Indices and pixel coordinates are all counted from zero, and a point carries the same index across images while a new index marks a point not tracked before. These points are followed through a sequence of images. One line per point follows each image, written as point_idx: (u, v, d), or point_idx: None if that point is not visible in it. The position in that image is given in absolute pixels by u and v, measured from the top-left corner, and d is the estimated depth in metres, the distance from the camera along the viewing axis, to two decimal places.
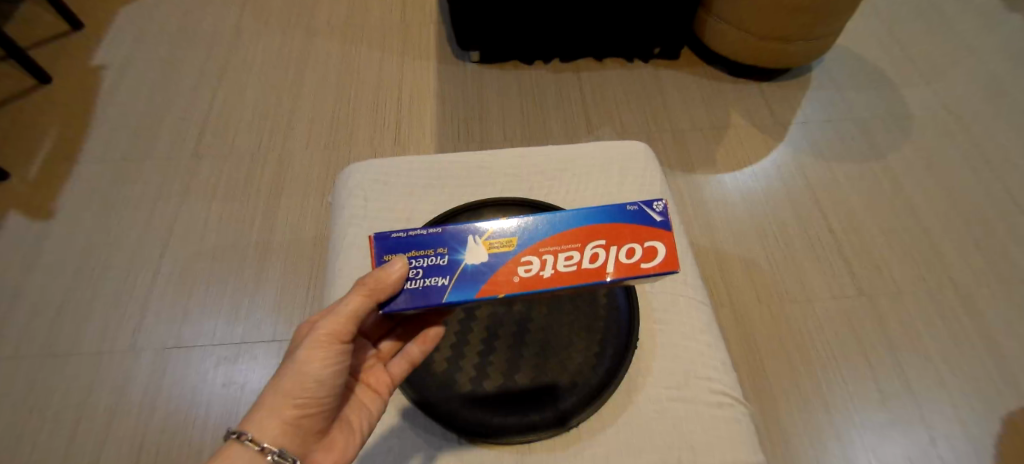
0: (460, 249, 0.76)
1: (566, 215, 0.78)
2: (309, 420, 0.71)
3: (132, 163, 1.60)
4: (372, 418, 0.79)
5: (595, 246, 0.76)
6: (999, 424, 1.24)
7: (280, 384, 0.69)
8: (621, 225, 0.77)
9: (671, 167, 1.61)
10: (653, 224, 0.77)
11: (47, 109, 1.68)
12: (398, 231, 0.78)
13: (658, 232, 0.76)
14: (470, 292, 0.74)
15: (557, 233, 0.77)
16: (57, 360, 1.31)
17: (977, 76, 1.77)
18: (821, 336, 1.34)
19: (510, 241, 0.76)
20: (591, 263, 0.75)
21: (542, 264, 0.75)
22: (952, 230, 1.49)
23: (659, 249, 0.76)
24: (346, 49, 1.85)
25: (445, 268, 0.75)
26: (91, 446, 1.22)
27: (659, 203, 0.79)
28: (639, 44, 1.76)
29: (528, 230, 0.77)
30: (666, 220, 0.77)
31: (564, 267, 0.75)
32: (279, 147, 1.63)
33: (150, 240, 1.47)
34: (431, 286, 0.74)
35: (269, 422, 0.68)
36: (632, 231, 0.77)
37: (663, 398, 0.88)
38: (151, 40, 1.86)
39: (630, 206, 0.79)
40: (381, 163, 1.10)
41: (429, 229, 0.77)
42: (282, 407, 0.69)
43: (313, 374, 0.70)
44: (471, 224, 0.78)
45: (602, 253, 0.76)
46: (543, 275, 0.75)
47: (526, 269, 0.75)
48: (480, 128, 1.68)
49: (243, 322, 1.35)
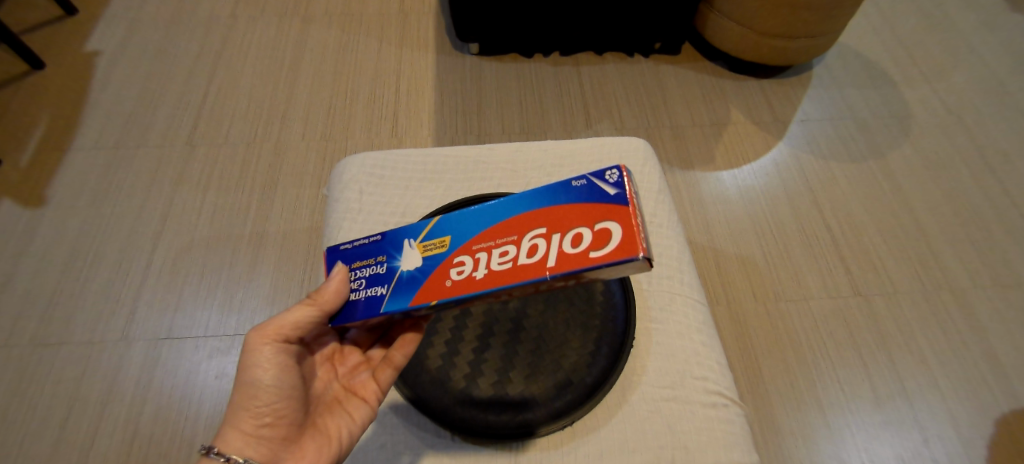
0: (397, 255, 0.74)
1: (503, 206, 0.72)
2: (273, 429, 0.72)
3: (126, 151, 1.59)
4: (355, 426, 0.77)
5: (535, 237, 0.69)
6: (992, 425, 1.24)
7: (238, 396, 0.72)
8: (565, 209, 0.69)
9: (670, 164, 1.60)
10: (603, 201, 0.68)
11: (39, 95, 1.66)
12: (345, 242, 0.79)
13: (609, 212, 0.67)
14: (406, 300, 0.71)
15: (491, 227, 0.71)
16: (48, 350, 1.30)
17: (978, 77, 1.76)
18: (817, 335, 1.34)
19: (442, 241, 0.73)
20: (529, 257, 0.68)
21: (475, 264, 0.70)
22: (949, 232, 1.48)
23: (612, 231, 0.66)
24: (344, 39, 1.82)
25: (384, 277, 0.73)
26: (82, 434, 1.21)
27: (610, 173, 0.69)
28: (640, 38, 1.75)
29: (463, 228, 0.73)
30: (619, 195, 0.68)
31: (498, 265, 0.69)
32: (275, 137, 1.62)
33: (143, 230, 1.46)
34: (372, 296, 0.73)
35: (231, 433, 0.71)
36: (579, 213, 0.68)
37: (657, 398, 0.88)
38: (146, 26, 1.84)
39: (576, 183, 0.71)
40: (377, 154, 1.09)
41: (369, 238, 0.76)
42: (242, 417, 0.71)
43: (263, 383, 0.72)
44: (408, 227, 0.75)
45: (541, 244, 0.68)
46: (474, 277, 0.69)
47: (458, 271, 0.70)
48: (478, 122, 1.66)
49: (236, 313, 1.34)
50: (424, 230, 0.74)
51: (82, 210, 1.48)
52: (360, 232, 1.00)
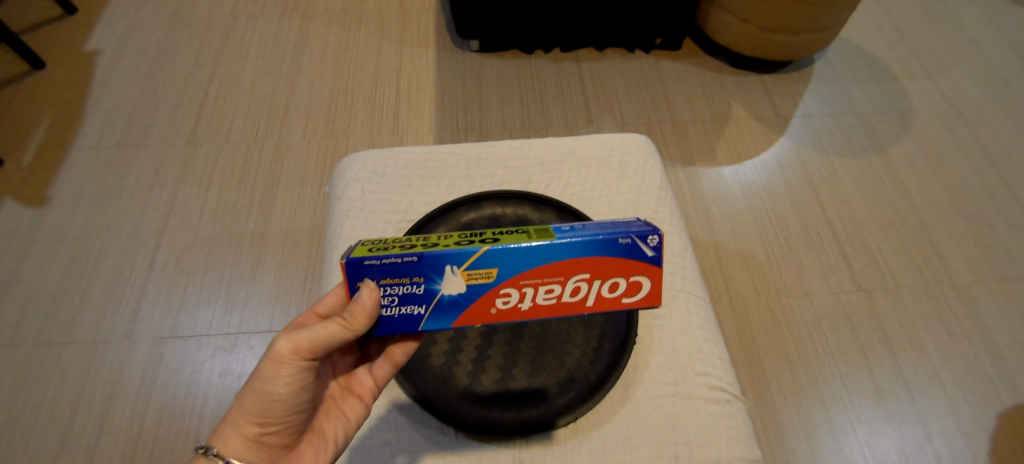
0: (437, 278, 0.73)
1: (550, 246, 0.73)
2: (274, 436, 0.73)
3: (127, 150, 1.59)
4: (349, 426, 0.78)
5: (578, 280, 0.74)
6: (994, 419, 1.24)
7: (245, 401, 0.71)
8: (610, 260, 0.74)
9: (671, 159, 1.60)
10: (643, 259, 0.74)
11: (40, 94, 1.66)
12: (371, 257, 0.72)
13: (647, 269, 0.75)
14: (447, 322, 0.74)
15: (539, 267, 0.73)
16: (52, 349, 1.30)
17: (980, 71, 1.75)
18: (819, 330, 1.34)
19: (489, 272, 0.73)
20: (570, 295, 0.75)
21: (521, 297, 0.75)
22: (951, 226, 1.48)
23: (644, 284, 0.76)
24: (344, 36, 1.82)
25: (421, 297, 0.73)
26: (87, 433, 1.22)
27: (654, 236, 0.74)
28: (640, 34, 1.74)
29: (509, 261, 0.73)
30: (658, 256, 0.74)
31: (542, 299, 0.75)
32: (276, 135, 1.62)
33: (145, 229, 1.46)
34: (408, 314, 0.74)
35: (232, 436, 0.70)
36: (621, 266, 0.74)
37: (661, 395, 0.88)
38: (146, 25, 1.84)
39: (622, 238, 0.74)
40: (378, 153, 1.09)
41: (405, 258, 0.71)
42: (244, 422, 0.71)
43: (278, 395, 0.71)
44: (449, 251, 0.72)
45: (584, 287, 0.75)
46: (520, 307, 0.75)
47: (504, 300, 0.74)
48: (479, 119, 1.66)
49: (239, 312, 1.34)
50: (469, 259, 0.72)
51: (84, 209, 1.49)
52: (364, 231, 1.00)
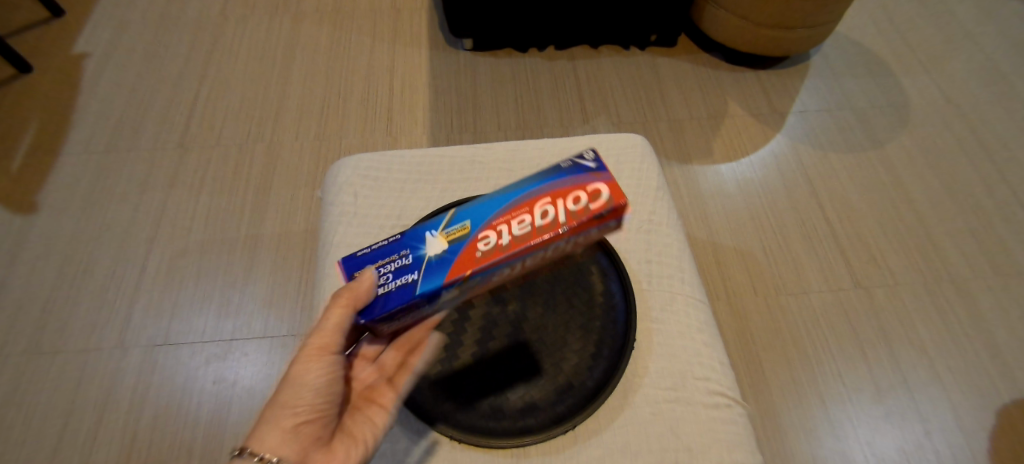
0: (421, 245, 0.73)
1: (507, 192, 0.76)
2: (308, 430, 0.70)
3: (116, 154, 1.57)
4: (378, 429, 0.75)
5: (542, 206, 0.73)
6: (993, 415, 1.24)
7: (276, 398, 0.70)
8: (562, 181, 0.75)
9: (667, 157, 1.58)
10: (588, 171, 0.75)
11: (27, 99, 1.63)
12: (362, 249, 0.77)
13: (598, 177, 0.74)
14: (440, 278, 0.69)
15: (503, 207, 0.74)
16: (43, 358, 1.28)
17: (976, 65, 1.75)
18: (817, 328, 1.33)
19: (464, 227, 0.73)
20: (543, 221, 0.72)
21: (498, 235, 0.72)
22: (948, 221, 1.48)
23: (603, 190, 0.73)
24: (335, 36, 1.80)
25: (411, 266, 0.72)
26: (80, 444, 1.20)
27: (588, 153, 0.78)
28: (636, 31, 1.72)
29: (480, 211, 0.75)
30: (599, 165, 0.76)
31: (519, 231, 0.72)
32: (268, 137, 1.60)
33: (136, 235, 1.44)
34: (403, 284, 0.70)
35: (267, 433, 0.68)
36: (574, 183, 0.74)
37: (660, 400, 0.87)
38: (135, 27, 1.81)
39: (564, 164, 0.77)
40: (371, 156, 1.07)
41: (389, 237, 0.75)
42: (278, 417, 0.69)
43: (308, 385, 0.71)
44: (427, 223, 0.75)
45: (551, 209, 0.73)
46: (501, 244, 0.71)
47: (485, 243, 0.71)
48: (473, 119, 1.64)
49: (233, 317, 1.33)
50: (443, 221, 0.74)
51: (74, 216, 1.46)
52: (358, 235, 0.98)
